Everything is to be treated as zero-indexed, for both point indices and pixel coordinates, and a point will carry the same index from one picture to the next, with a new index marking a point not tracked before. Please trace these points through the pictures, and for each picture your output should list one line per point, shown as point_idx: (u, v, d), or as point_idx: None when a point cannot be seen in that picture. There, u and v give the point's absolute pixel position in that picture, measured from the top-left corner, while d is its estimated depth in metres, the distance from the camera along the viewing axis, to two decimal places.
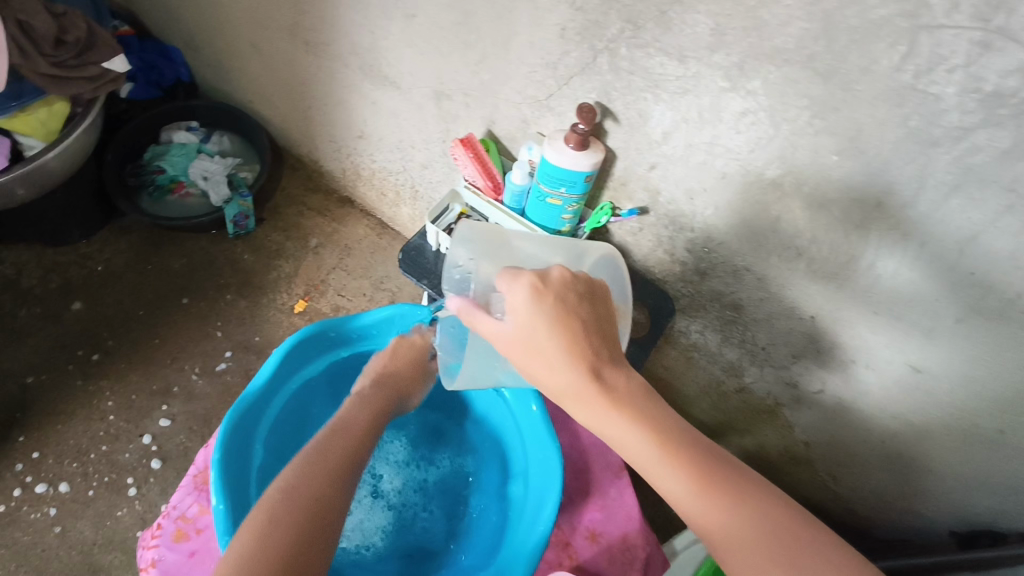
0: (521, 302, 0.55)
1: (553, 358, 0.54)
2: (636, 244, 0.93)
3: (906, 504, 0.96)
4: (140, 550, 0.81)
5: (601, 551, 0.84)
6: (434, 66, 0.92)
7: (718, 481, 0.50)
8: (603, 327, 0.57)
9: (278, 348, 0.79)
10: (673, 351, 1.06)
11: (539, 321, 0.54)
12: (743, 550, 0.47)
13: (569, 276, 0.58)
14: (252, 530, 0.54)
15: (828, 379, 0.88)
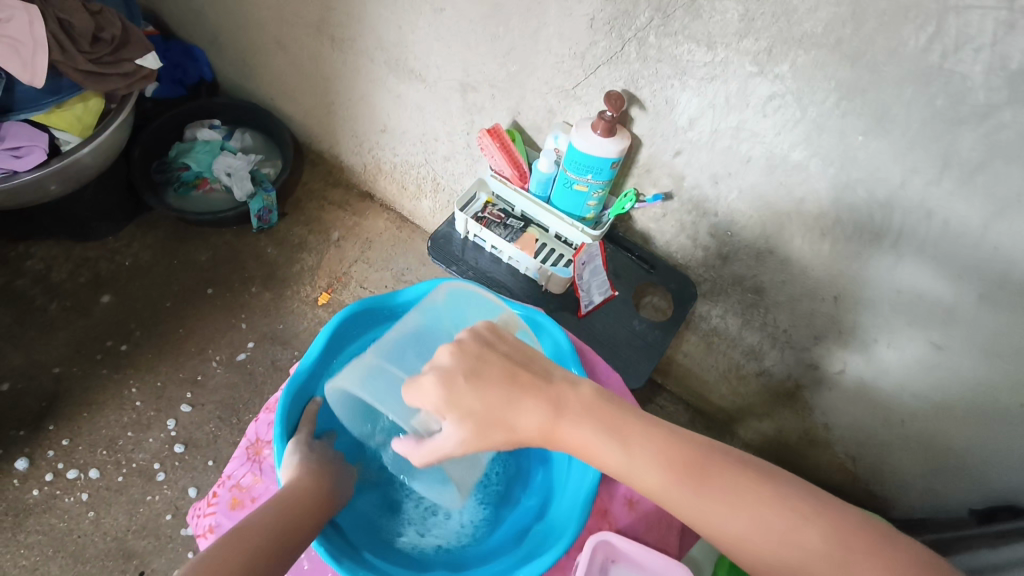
0: (437, 401, 0.54)
1: (509, 431, 0.55)
2: (659, 230, 0.95)
3: (925, 484, 0.98)
4: (195, 518, 0.67)
5: (640, 517, 0.73)
6: (461, 59, 0.95)
7: (680, 457, 0.53)
8: (521, 364, 0.57)
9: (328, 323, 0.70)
10: (692, 337, 1.08)
11: (470, 399, 0.54)
12: (724, 519, 0.51)
13: (475, 337, 0.57)
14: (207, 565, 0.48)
15: (848, 359, 0.90)
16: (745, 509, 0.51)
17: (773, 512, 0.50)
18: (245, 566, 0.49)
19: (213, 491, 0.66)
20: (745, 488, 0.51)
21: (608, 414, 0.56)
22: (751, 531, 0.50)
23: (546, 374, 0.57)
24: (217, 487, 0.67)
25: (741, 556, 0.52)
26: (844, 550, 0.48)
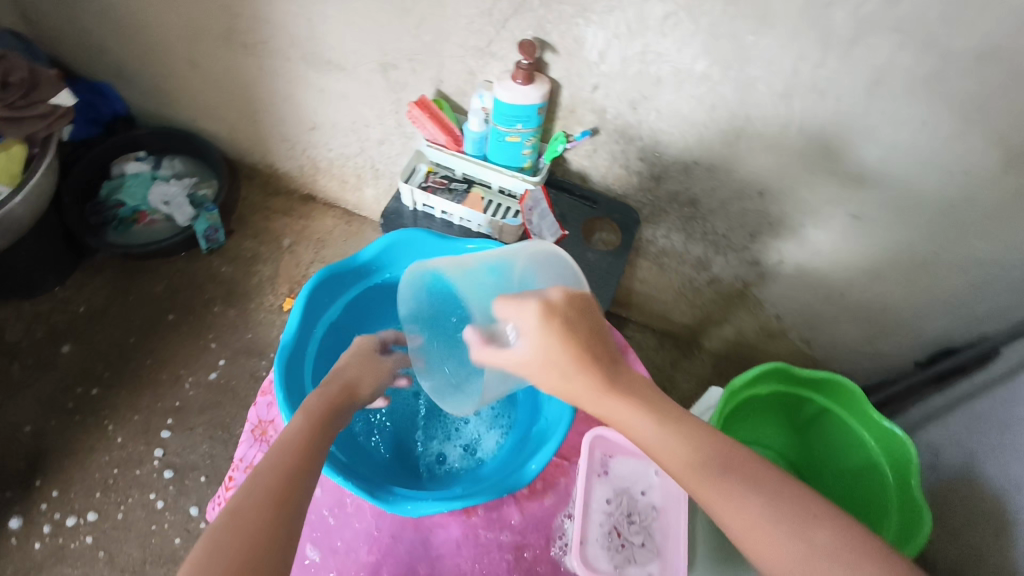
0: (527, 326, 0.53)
1: (563, 375, 0.53)
2: (593, 166, 1.02)
3: (873, 348, 1.08)
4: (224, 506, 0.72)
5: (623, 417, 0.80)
6: (375, 40, 0.98)
7: (690, 447, 0.50)
8: (602, 336, 0.55)
9: (299, 295, 0.72)
10: (645, 263, 1.16)
11: (550, 337, 0.52)
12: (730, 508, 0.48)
13: (575, 297, 0.55)
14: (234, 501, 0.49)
15: (783, 248, 0.99)
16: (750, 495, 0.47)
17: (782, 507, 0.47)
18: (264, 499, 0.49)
19: (228, 475, 0.72)
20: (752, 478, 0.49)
21: (654, 400, 0.53)
22: (754, 518, 0.47)
23: (615, 353, 0.55)
24: (234, 473, 0.71)
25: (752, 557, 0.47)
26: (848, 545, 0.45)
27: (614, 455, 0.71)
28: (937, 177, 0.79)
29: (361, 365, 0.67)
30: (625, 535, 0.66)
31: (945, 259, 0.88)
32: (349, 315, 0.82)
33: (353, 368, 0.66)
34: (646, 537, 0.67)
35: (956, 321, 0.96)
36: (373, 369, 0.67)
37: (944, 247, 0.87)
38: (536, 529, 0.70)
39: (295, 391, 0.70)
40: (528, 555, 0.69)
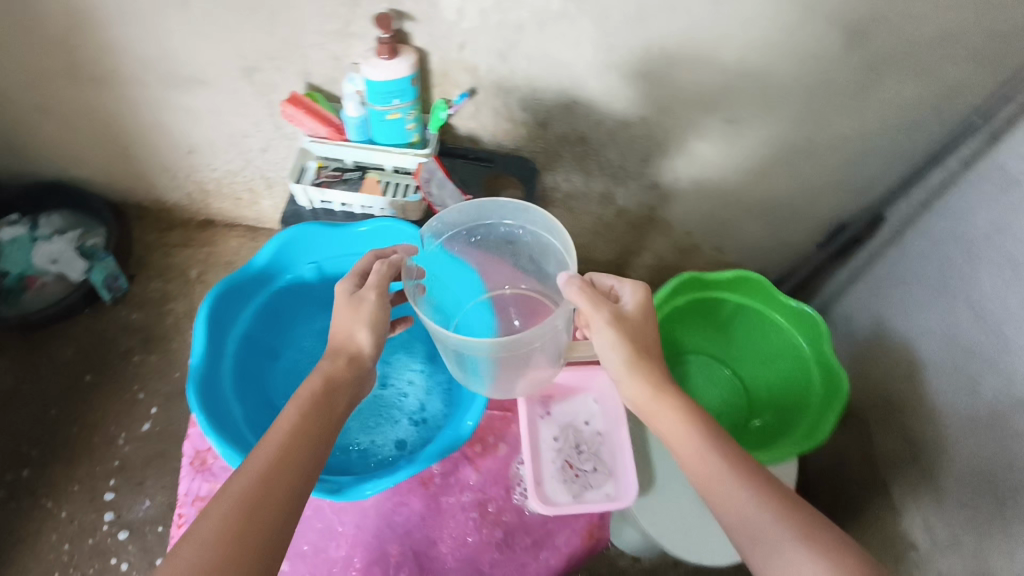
0: (637, 298, 0.67)
1: (641, 341, 0.66)
2: (480, 126, 1.04)
3: (777, 238, 1.19)
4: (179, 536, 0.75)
5: None
6: (228, 44, 0.94)
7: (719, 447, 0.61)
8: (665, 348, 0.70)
9: (199, 311, 0.74)
10: (556, 209, 1.22)
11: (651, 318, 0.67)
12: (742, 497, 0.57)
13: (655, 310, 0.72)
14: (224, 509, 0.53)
15: (675, 164, 1.05)
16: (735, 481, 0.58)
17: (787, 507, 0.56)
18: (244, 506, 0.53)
19: (177, 511, 0.74)
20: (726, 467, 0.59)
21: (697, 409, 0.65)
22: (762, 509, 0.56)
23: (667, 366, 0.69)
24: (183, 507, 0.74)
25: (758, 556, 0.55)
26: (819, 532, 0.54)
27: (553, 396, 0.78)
28: (793, 64, 0.83)
29: (348, 319, 0.67)
30: (578, 466, 0.73)
31: (817, 140, 0.95)
32: (261, 321, 0.84)
33: (339, 327, 0.67)
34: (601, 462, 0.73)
35: (839, 194, 1.04)
36: (362, 317, 0.67)
37: (814, 129, 0.93)
38: (494, 482, 0.81)
39: (218, 406, 0.72)
40: (492, 507, 0.80)
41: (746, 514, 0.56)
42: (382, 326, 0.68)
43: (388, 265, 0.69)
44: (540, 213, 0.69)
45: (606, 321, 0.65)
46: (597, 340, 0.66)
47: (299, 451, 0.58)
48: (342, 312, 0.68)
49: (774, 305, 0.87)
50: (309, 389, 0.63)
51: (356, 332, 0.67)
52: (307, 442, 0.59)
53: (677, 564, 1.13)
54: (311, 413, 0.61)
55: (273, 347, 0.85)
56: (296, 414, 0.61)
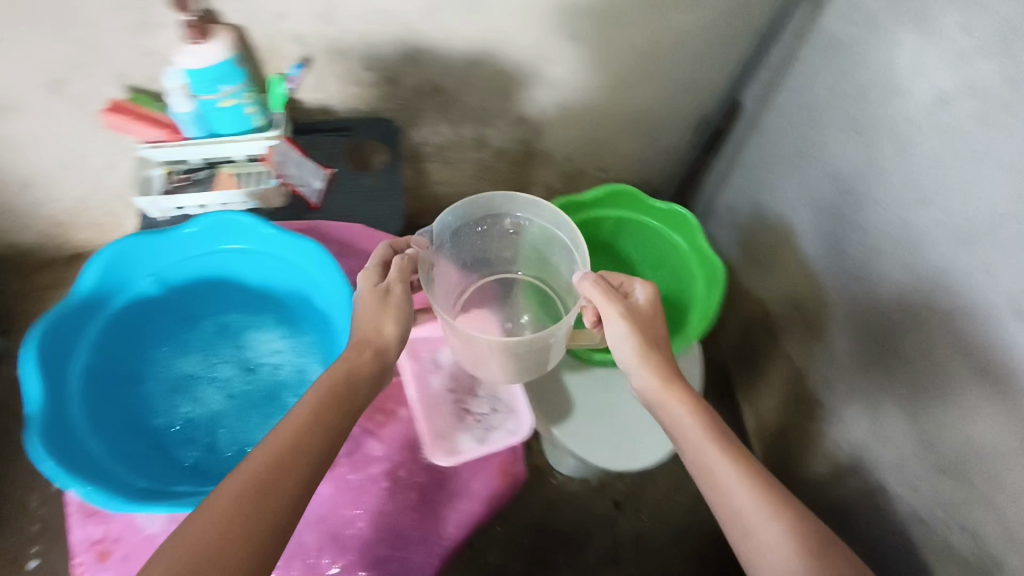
0: (650, 293, 0.71)
1: (650, 337, 0.70)
2: (329, 96, 1.00)
3: (652, 147, 1.21)
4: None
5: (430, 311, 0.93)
6: (16, 59, 0.84)
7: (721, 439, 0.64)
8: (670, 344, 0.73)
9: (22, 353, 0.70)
10: (433, 164, 1.20)
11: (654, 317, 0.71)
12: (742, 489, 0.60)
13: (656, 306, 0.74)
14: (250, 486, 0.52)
15: (535, 93, 1.05)
16: (729, 466, 0.62)
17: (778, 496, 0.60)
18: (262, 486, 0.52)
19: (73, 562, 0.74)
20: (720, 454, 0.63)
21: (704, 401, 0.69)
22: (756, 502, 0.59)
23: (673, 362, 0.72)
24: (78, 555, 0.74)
25: (750, 540, 0.59)
26: (799, 522, 0.58)
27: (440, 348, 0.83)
28: None
29: (375, 313, 0.67)
30: (474, 411, 0.79)
31: (659, 41, 0.96)
32: (107, 349, 0.80)
33: (364, 320, 0.67)
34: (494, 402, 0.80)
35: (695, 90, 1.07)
36: (392, 313, 0.67)
37: (653, 32, 0.94)
38: (402, 447, 0.80)
39: (67, 445, 0.68)
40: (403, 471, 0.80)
41: (743, 506, 0.60)
42: (406, 318, 0.69)
43: (406, 262, 0.70)
44: (560, 213, 0.73)
45: (618, 314, 0.69)
46: (611, 332, 0.70)
47: (312, 441, 0.57)
48: (366, 306, 0.67)
49: (636, 208, 0.89)
50: (332, 380, 0.62)
51: (380, 332, 0.67)
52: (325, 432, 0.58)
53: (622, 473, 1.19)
54: (332, 403, 0.61)
55: (131, 373, 0.81)
56: (314, 401, 0.60)
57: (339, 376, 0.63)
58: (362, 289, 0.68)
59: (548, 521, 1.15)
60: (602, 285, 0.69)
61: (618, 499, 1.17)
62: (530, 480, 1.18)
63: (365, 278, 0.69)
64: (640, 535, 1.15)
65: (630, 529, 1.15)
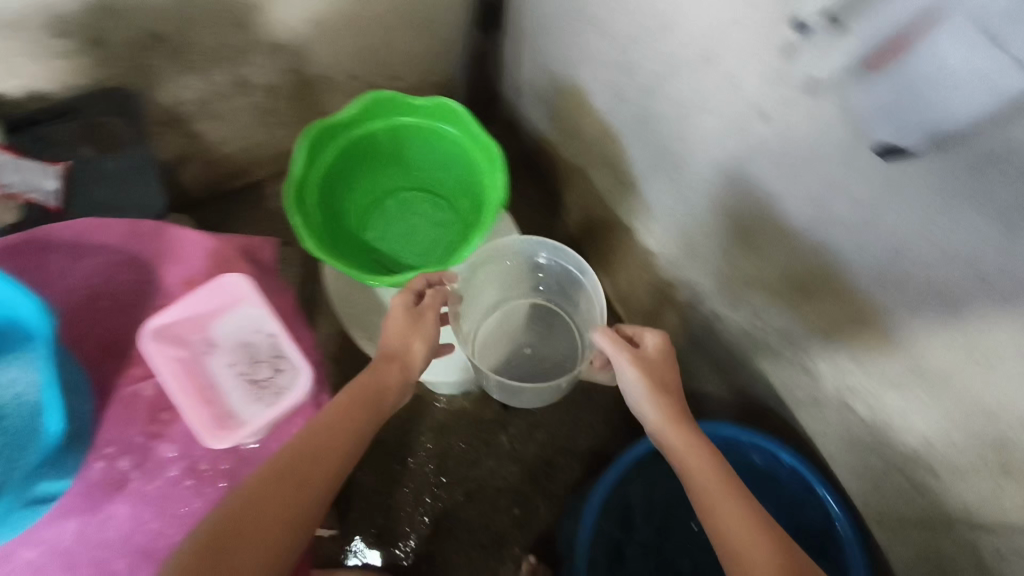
0: (657, 341, 0.73)
1: (658, 379, 0.70)
2: (29, 79, 0.87)
3: (434, 40, 1.14)
4: None
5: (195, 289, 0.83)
6: None
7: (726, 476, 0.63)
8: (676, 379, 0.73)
9: None
10: (204, 120, 1.08)
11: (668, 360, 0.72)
12: (744, 527, 0.58)
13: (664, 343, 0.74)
14: (294, 459, 0.60)
15: (277, 15, 0.94)
16: (728, 499, 0.60)
17: (772, 537, 0.58)
18: (297, 465, 0.60)
19: None
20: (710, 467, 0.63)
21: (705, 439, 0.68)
22: (759, 549, 0.57)
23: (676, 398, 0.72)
24: None
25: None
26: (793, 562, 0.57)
27: (211, 324, 0.75)
28: None
29: (403, 329, 0.72)
30: (262, 381, 0.73)
31: None
32: None
33: (396, 335, 0.72)
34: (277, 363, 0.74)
35: None
36: (417, 333, 0.73)
37: None
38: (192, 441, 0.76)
39: None
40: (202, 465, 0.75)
41: (748, 544, 0.57)
42: (434, 340, 0.75)
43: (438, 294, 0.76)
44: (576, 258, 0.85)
45: (629, 361, 0.70)
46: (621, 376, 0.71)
47: (335, 437, 0.64)
48: (398, 324, 0.73)
49: (396, 109, 0.81)
50: (363, 384, 0.68)
51: (408, 350, 0.72)
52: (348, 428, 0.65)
53: None
54: (359, 404, 0.66)
55: None
56: (348, 398, 0.66)
57: (369, 382, 0.68)
58: (399, 309, 0.73)
59: (443, 442, 1.16)
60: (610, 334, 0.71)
61: (505, 400, 1.19)
62: (416, 410, 1.18)
63: (403, 299, 0.74)
64: (534, 425, 1.18)
65: (522, 423, 1.18)
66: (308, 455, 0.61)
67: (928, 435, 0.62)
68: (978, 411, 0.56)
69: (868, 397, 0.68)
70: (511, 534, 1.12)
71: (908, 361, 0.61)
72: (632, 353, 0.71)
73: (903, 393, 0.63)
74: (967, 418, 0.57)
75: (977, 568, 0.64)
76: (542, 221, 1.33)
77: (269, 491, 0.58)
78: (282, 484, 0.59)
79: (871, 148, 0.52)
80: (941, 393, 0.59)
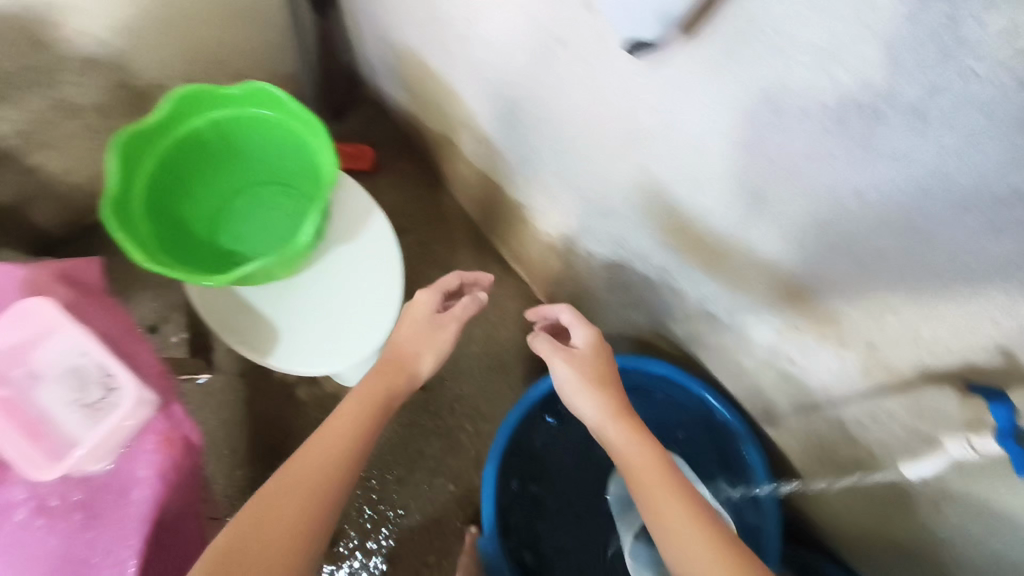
0: (587, 337, 0.71)
1: (599, 370, 0.68)
2: None
3: (269, 28, 1.10)
4: None
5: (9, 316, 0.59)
6: None
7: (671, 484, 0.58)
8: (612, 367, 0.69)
9: None
10: (38, 155, 1.02)
11: (602, 352, 0.70)
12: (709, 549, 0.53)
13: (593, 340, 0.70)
14: (308, 474, 0.60)
15: (74, 34, 0.89)
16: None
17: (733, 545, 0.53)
18: (315, 477, 0.59)
19: None
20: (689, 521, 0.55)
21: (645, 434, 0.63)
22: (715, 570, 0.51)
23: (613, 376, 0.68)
24: None
25: None
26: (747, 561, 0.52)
27: (33, 352, 0.58)
28: None
29: (418, 334, 0.74)
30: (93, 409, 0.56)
31: None
32: None
33: (411, 334, 0.74)
34: (108, 381, 0.57)
35: None
36: (430, 342, 0.74)
37: None
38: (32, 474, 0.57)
39: None
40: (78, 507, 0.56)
41: None
42: (441, 345, 0.74)
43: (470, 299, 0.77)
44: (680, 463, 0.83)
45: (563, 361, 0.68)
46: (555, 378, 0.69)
47: (353, 444, 0.63)
48: (415, 327, 0.74)
49: (210, 106, 0.77)
50: (377, 392, 0.68)
51: (422, 355, 0.73)
52: (366, 433, 0.65)
53: None
54: (374, 413, 0.67)
55: None
56: (360, 403, 0.67)
57: (384, 394, 0.69)
58: (420, 310, 0.75)
59: None
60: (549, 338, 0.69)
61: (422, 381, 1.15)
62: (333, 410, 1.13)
63: (426, 302, 0.76)
64: (455, 399, 1.14)
65: (444, 400, 1.14)
66: (318, 463, 0.60)
67: (778, 328, 0.63)
68: (793, 277, 0.57)
69: (726, 303, 0.68)
70: (451, 511, 1.09)
71: (731, 244, 0.61)
72: (566, 354, 0.68)
73: (745, 285, 0.63)
74: (789, 286, 0.58)
75: (849, 442, 0.66)
76: (426, 196, 1.30)
77: (286, 507, 0.56)
78: (297, 496, 0.58)
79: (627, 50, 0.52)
80: (766, 270, 0.59)
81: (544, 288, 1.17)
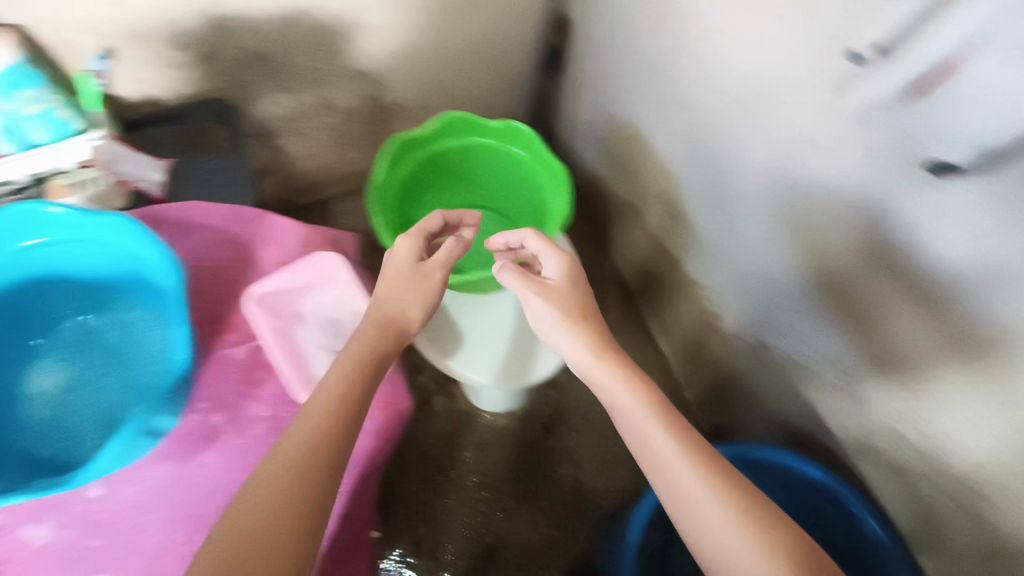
0: (560, 267, 0.72)
1: (575, 301, 0.69)
2: (145, 88, 0.96)
3: (500, 79, 1.24)
4: None
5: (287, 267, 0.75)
6: None
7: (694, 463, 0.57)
8: (587, 302, 0.70)
9: None
10: (286, 138, 1.18)
11: (571, 281, 0.71)
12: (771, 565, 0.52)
13: (563, 270, 0.72)
14: (300, 456, 0.53)
15: (359, 50, 1.04)
16: None
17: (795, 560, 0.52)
18: (305, 460, 0.53)
19: None
20: (720, 512, 0.55)
21: (644, 385, 0.64)
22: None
23: (590, 312, 0.70)
24: None
25: None
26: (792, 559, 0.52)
27: (304, 298, 0.73)
28: None
29: (399, 289, 0.67)
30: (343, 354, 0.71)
31: None
32: None
33: (394, 291, 0.67)
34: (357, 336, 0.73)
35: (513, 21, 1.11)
36: (415, 296, 0.68)
37: None
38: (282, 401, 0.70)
39: None
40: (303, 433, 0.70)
41: None
42: (432, 301, 0.69)
43: (456, 242, 0.72)
44: None
45: (536, 294, 0.69)
46: (532, 313, 0.71)
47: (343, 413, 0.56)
48: (395, 277, 0.68)
49: (467, 132, 0.88)
50: (362, 345, 0.62)
51: (412, 307, 0.67)
52: (354, 401, 0.58)
53: (545, 397, 1.22)
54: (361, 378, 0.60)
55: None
56: (347, 367, 0.60)
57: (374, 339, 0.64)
58: (399, 262, 0.69)
59: (486, 458, 1.16)
60: (519, 272, 0.71)
61: (548, 422, 1.20)
62: (460, 426, 1.19)
63: (405, 251, 0.70)
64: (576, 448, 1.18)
65: (566, 445, 1.19)
66: (304, 441, 0.54)
67: (981, 458, 0.65)
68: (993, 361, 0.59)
69: (919, 423, 0.71)
70: (549, 555, 1.10)
71: (914, 309, 0.65)
72: (540, 286, 0.70)
73: (948, 395, 0.66)
74: (958, 348, 0.62)
75: None
76: (588, 255, 1.38)
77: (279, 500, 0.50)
78: (287, 484, 0.51)
79: (923, 165, 0.56)
80: (967, 364, 0.62)
81: (685, 367, 1.20)
